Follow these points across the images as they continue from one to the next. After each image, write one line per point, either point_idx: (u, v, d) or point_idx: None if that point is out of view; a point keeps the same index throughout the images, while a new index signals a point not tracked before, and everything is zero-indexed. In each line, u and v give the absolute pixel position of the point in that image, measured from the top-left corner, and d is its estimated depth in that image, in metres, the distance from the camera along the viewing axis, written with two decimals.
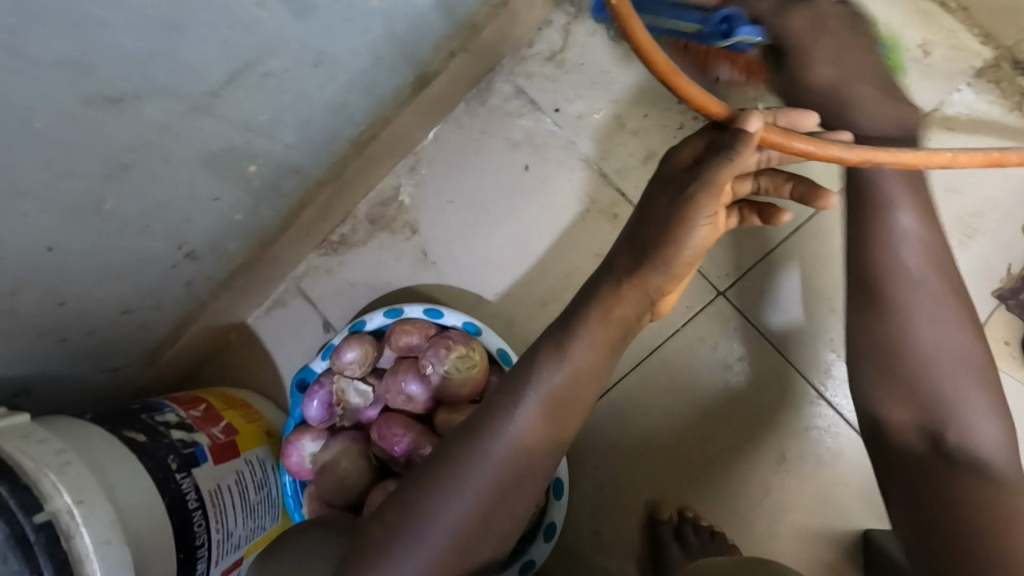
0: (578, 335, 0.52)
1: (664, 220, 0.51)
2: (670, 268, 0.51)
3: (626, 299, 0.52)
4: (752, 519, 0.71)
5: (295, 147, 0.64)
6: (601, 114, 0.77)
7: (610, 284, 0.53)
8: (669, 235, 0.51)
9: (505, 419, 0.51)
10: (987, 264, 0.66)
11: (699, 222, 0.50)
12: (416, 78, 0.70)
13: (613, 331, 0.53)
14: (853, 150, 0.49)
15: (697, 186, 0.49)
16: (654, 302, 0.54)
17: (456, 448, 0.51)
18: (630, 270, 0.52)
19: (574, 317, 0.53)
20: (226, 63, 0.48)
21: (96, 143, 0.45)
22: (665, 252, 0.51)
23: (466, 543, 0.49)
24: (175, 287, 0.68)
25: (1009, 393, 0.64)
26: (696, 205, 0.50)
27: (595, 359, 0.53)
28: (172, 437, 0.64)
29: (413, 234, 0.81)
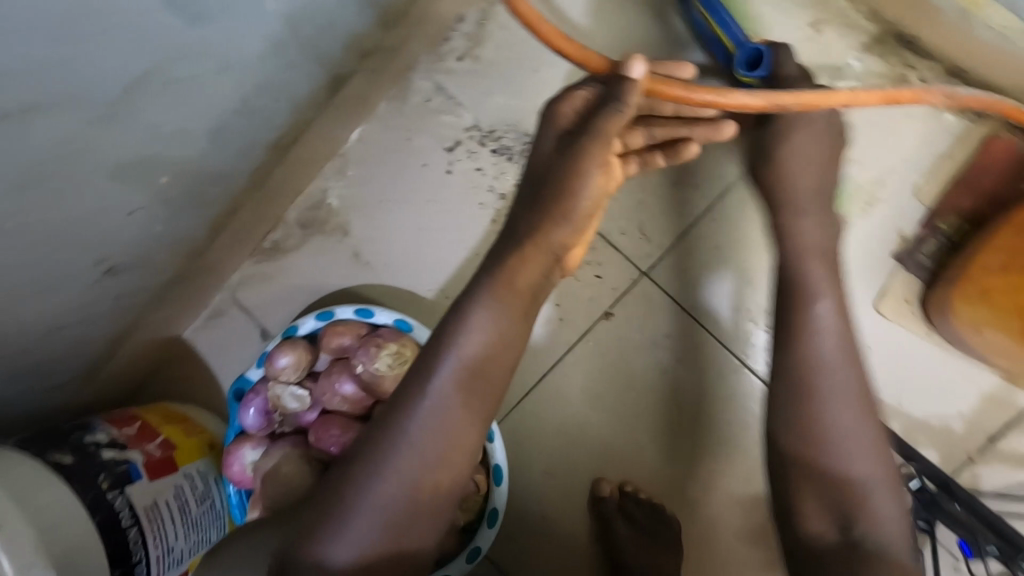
0: (482, 307, 0.53)
1: (559, 174, 0.52)
2: (572, 220, 0.52)
3: (533, 260, 0.53)
4: (689, 485, 0.74)
5: (211, 154, 0.63)
6: (519, 105, 0.77)
7: (515, 248, 0.54)
8: (567, 188, 0.52)
9: (418, 414, 0.50)
10: (880, 230, 0.68)
11: (593, 170, 0.52)
12: (330, 78, 0.69)
13: (519, 300, 0.54)
14: (755, 93, 0.53)
15: (590, 137, 0.51)
16: (558, 260, 0.55)
17: (378, 432, 0.51)
18: (531, 229, 0.53)
19: (481, 288, 0.54)
20: (120, 73, 0.48)
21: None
22: (564, 207, 0.52)
23: (399, 521, 0.49)
24: (99, 304, 0.66)
25: (911, 347, 0.68)
26: (589, 153, 0.51)
27: (504, 333, 0.53)
28: (102, 456, 0.63)
29: (346, 236, 0.81)
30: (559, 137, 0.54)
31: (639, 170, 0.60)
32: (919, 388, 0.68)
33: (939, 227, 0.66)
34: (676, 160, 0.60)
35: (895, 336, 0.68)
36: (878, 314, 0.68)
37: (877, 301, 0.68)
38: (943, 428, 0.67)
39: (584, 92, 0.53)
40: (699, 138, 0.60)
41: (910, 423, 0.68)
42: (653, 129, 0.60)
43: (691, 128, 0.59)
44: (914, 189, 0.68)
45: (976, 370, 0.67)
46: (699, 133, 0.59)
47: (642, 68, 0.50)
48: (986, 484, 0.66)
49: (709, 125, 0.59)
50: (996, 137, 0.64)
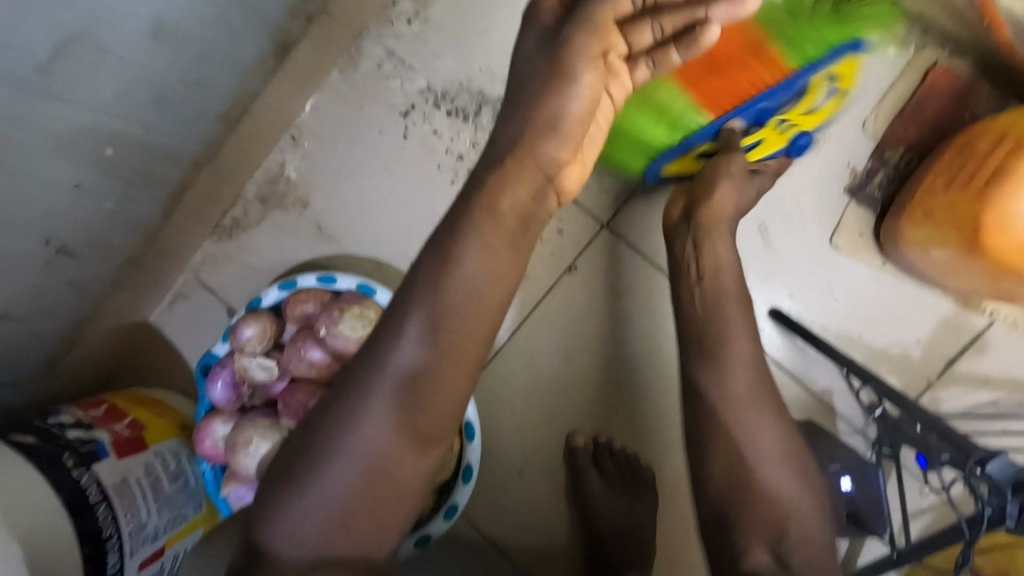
0: (459, 237, 0.49)
1: (539, 84, 0.51)
2: (561, 131, 0.51)
3: (520, 177, 0.51)
4: (662, 432, 0.75)
5: (157, 125, 0.63)
6: (471, 65, 0.77)
7: (498, 169, 0.51)
8: (548, 100, 0.51)
9: (358, 410, 0.47)
10: (830, 168, 0.70)
11: (581, 71, 0.50)
12: (275, 46, 0.69)
13: (507, 223, 0.51)
14: None
15: (575, 27, 0.50)
16: (550, 174, 0.52)
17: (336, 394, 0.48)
18: (515, 143, 0.51)
19: (460, 225, 0.50)
20: (47, 37, 0.47)
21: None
22: (550, 114, 0.51)
23: (358, 486, 0.46)
24: (55, 287, 0.66)
25: (867, 280, 0.69)
26: (577, 46, 0.50)
27: (485, 274, 0.50)
28: (67, 436, 0.63)
29: (306, 209, 0.81)
30: (541, 38, 0.52)
31: (653, 74, 0.53)
32: (876, 320, 0.69)
33: (888, 158, 0.68)
34: (694, 50, 0.50)
35: (851, 270, 0.70)
36: (833, 250, 0.70)
37: (832, 238, 0.69)
38: (903, 356, 0.69)
39: None
40: (720, 19, 0.49)
41: (870, 354, 0.69)
42: (661, 18, 0.50)
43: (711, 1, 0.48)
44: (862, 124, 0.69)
45: (929, 297, 0.68)
46: (719, 12, 0.49)
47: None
48: (946, 407, 0.68)
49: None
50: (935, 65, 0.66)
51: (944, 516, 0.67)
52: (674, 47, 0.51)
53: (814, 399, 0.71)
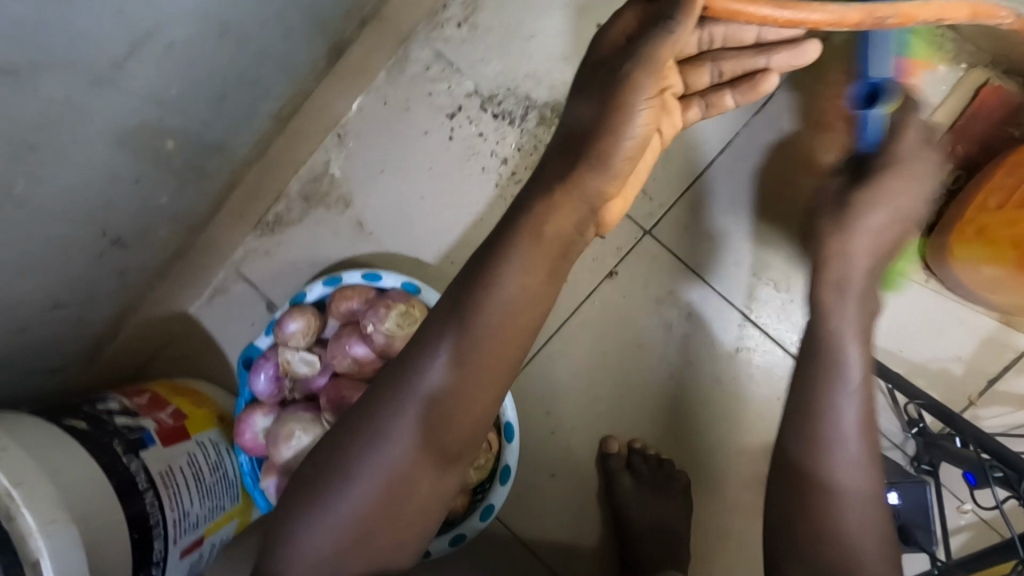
0: (509, 258, 0.47)
1: (595, 111, 0.48)
2: (610, 166, 0.47)
3: (566, 208, 0.48)
4: (698, 441, 0.75)
5: (215, 121, 0.64)
6: (519, 70, 0.77)
7: (545, 194, 0.48)
8: (603, 128, 0.47)
9: (379, 438, 0.47)
10: None
11: (637, 106, 0.46)
12: (329, 47, 0.70)
13: (550, 249, 0.48)
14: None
15: (636, 61, 0.46)
16: (593, 209, 0.49)
17: (375, 403, 0.48)
18: (564, 171, 0.48)
19: (506, 238, 0.48)
20: (125, 32, 0.48)
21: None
22: (602, 147, 0.47)
23: (394, 495, 0.47)
24: (106, 275, 0.67)
25: (909, 296, 0.70)
26: (635, 84, 0.46)
27: (530, 284, 0.48)
28: (115, 422, 0.64)
29: (348, 207, 0.82)
30: (599, 63, 0.49)
31: (703, 114, 0.57)
32: (917, 336, 0.69)
33: None
34: (748, 95, 0.56)
35: (894, 285, 0.70)
36: None
37: None
38: (942, 372, 0.69)
39: (634, 12, 0.48)
40: (780, 66, 0.55)
41: (908, 369, 0.70)
42: (722, 63, 0.55)
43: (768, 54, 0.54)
44: None
45: (974, 317, 0.68)
46: (780, 58, 0.55)
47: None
48: (985, 424, 0.68)
49: (791, 48, 0.54)
50: (986, 84, 0.66)
51: (982, 534, 0.67)
52: (731, 92, 0.56)
53: None
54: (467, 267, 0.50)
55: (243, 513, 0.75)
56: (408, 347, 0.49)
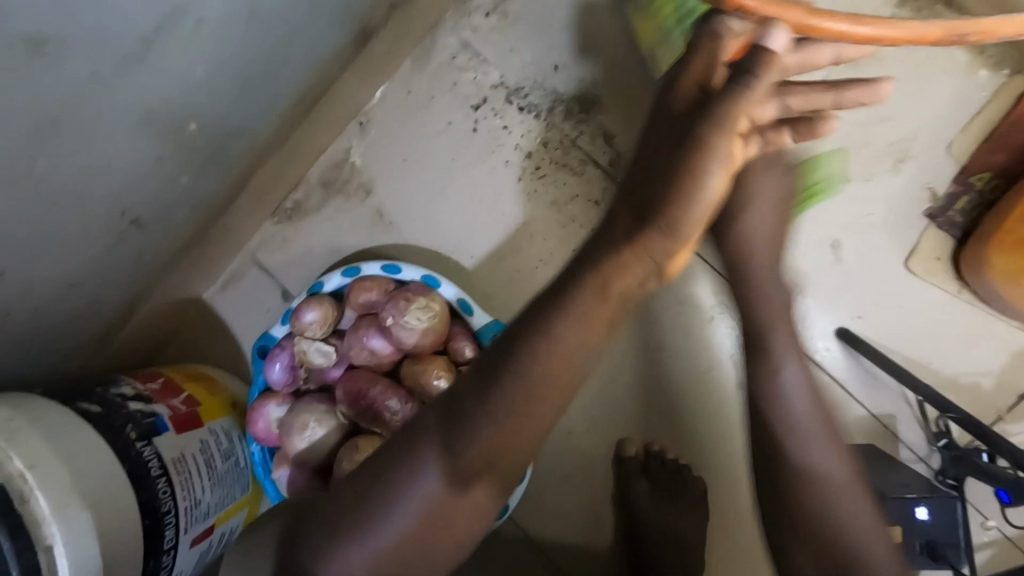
0: (567, 310, 0.42)
1: (670, 163, 0.38)
2: (680, 231, 0.39)
3: (627, 268, 0.41)
4: (715, 448, 0.74)
5: (238, 104, 0.63)
6: (546, 63, 0.76)
7: (609, 250, 0.41)
8: (676, 187, 0.38)
9: (425, 473, 0.45)
10: (910, 189, 0.68)
11: (712, 169, 0.37)
12: (355, 32, 0.69)
13: (611, 305, 0.42)
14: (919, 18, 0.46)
15: (707, 125, 0.37)
16: (664, 268, 0.41)
17: (428, 431, 0.46)
18: (632, 231, 0.40)
19: (569, 283, 0.43)
20: (154, 9, 0.47)
21: (16, 98, 0.43)
22: (674, 210, 0.38)
23: (430, 534, 0.45)
24: (123, 255, 0.66)
25: (940, 306, 0.68)
26: (712, 145, 0.37)
27: (590, 334, 0.43)
28: (129, 407, 0.63)
29: (367, 196, 0.80)
30: (677, 102, 0.40)
31: (758, 154, 0.42)
32: (946, 347, 0.68)
33: (973, 183, 0.67)
34: (808, 137, 0.43)
35: (925, 295, 0.68)
36: (908, 274, 0.68)
37: (907, 261, 0.68)
38: (972, 386, 0.67)
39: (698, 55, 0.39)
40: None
41: (939, 381, 0.68)
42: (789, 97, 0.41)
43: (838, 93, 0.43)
44: (947, 148, 0.67)
45: (1004, 329, 0.67)
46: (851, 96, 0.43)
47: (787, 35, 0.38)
48: (1014, 441, 0.67)
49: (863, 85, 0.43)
50: None
51: (1005, 552, 0.66)
52: (790, 130, 0.42)
53: (878, 422, 0.70)
54: (521, 316, 0.45)
55: (253, 503, 0.74)
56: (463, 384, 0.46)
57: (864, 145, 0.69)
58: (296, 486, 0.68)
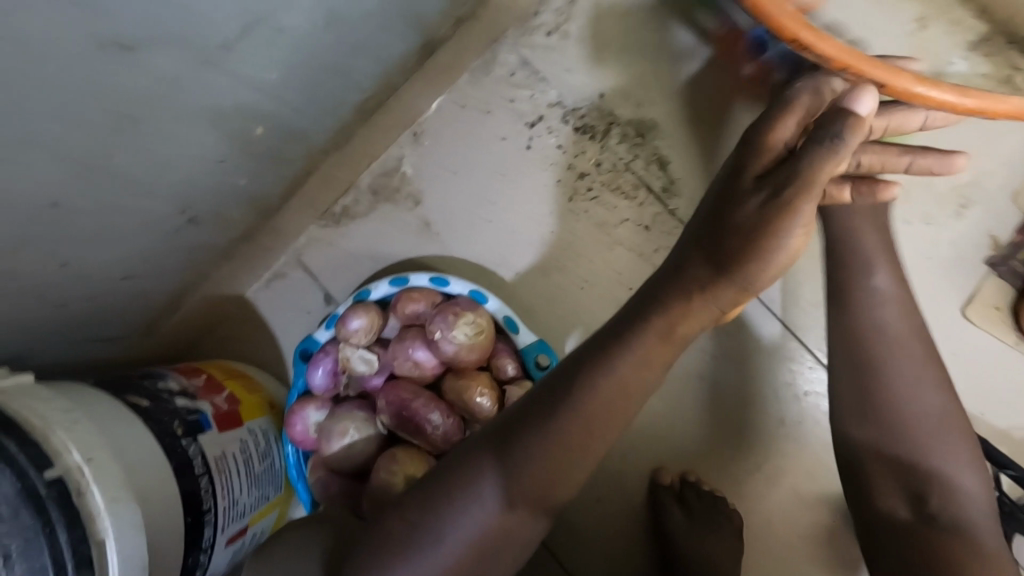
0: (631, 348, 0.51)
1: (752, 220, 0.47)
2: (755, 277, 0.47)
3: (698, 312, 0.50)
4: (750, 485, 0.73)
5: (302, 109, 0.63)
6: (606, 86, 0.76)
7: (680, 295, 0.50)
8: (757, 234, 0.46)
9: (486, 492, 0.49)
10: (970, 234, 0.67)
11: (794, 228, 0.46)
12: (419, 43, 0.69)
13: (671, 345, 0.52)
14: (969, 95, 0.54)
15: (801, 182, 0.45)
16: (722, 315, 0.51)
17: (493, 451, 0.50)
18: (704, 281, 0.49)
19: (634, 329, 0.51)
20: (238, 17, 0.48)
21: (101, 94, 0.44)
22: (749, 258, 0.47)
23: (489, 544, 0.49)
24: (177, 250, 0.67)
25: (996, 356, 0.67)
26: (796, 208, 0.45)
27: (645, 373, 0.51)
28: (176, 403, 0.63)
29: (416, 206, 0.81)
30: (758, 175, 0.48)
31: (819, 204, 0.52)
32: (994, 398, 0.67)
33: None
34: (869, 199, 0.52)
35: (981, 344, 0.67)
36: (964, 321, 0.67)
37: (964, 307, 0.67)
38: None
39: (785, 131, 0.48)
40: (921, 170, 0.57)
41: (992, 433, 0.66)
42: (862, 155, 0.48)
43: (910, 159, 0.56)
44: (1011, 194, 0.66)
45: None
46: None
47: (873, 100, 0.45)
48: None
49: (939, 156, 0.57)
50: None
51: None
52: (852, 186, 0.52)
53: None
54: (585, 350, 0.53)
55: (283, 504, 0.75)
56: (534, 402, 0.52)
57: (928, 186, 0.69)
58: (331, 491, 0.69)
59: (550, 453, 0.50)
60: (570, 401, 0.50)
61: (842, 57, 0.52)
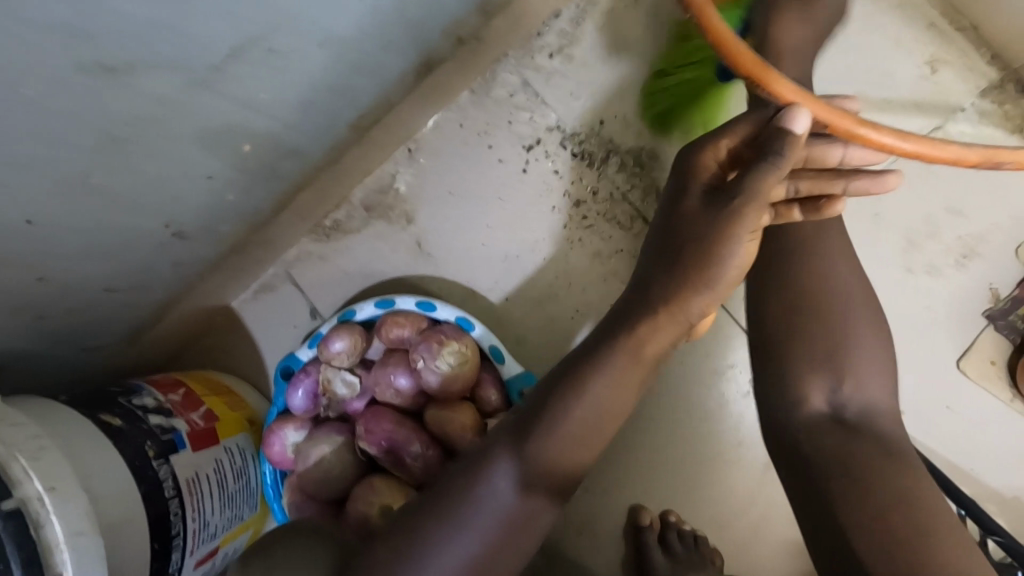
0: (605, 370, 0.49)
1: (707, 231, 0.47)
2: (716, 289, 0.47)
3: (665, 329, 0.49)
4: (737, 527, 0.72)
5: (294, 127, 0.61)
6: (608, 114, 0.75)
7: (647, 312, 0.49)
8: (713, 243, 0.47)
9: (463, 522, 0.46)
10: (970, 286, 0.71)
11: (742, 238, 0.46)
12: (420, 62, 0.68)
13: (644, 365, 0.50)
14: (912, 140, 0.46)
15: (744, 198, 0.45)
16: (692, 325, 0.50)
17: (458, 477, 0.49)
18: (668, 295, 0.48)
19: (603, 349, 0.50)
20: (228, 41, 0.46)
21: (80, 117, 0.42)
22: (706, 270, 0.47)
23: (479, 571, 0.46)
24: (161, 264, 0.65)
25: (989, 409, 0.70)
26: (743, 218, 0.45)
27: (619, 395, 0.50)
28: (149, 422, 0.62)
29: (409, 224, 0.79)
30: (708, 193, 0.48)
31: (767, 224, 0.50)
32: (977, 449, 0.70)
33: None
34: (813, 216, 0.50)
35: (973, 395, 0.70)
36: (960, 374, 0.70)
37: (960, 360, 0.70)
38: (1015, 498, 0.69)
39: (729, 142, 0.49)
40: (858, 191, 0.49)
41: (949, 467, 0.70)
42: (799, 180, 0.49)
43: (845, 181, 0.49)
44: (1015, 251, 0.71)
45: None
46: (860, 185, 0.49)
47: (809, 120, 0.44)
48: None
49: (870, 176, 0.48)
50: None
51: None
52: (800, 206, 0.50)
53: None
54: (552, 375, 0.52)
55: (258, 522, 0.73)
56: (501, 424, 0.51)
57: (931, 236, 0.72)
58: (304, 512, 0.67)
59: (524, 473, 0.48)
60: (539, 424, 0.49)
61: (796, 96, 0.45)
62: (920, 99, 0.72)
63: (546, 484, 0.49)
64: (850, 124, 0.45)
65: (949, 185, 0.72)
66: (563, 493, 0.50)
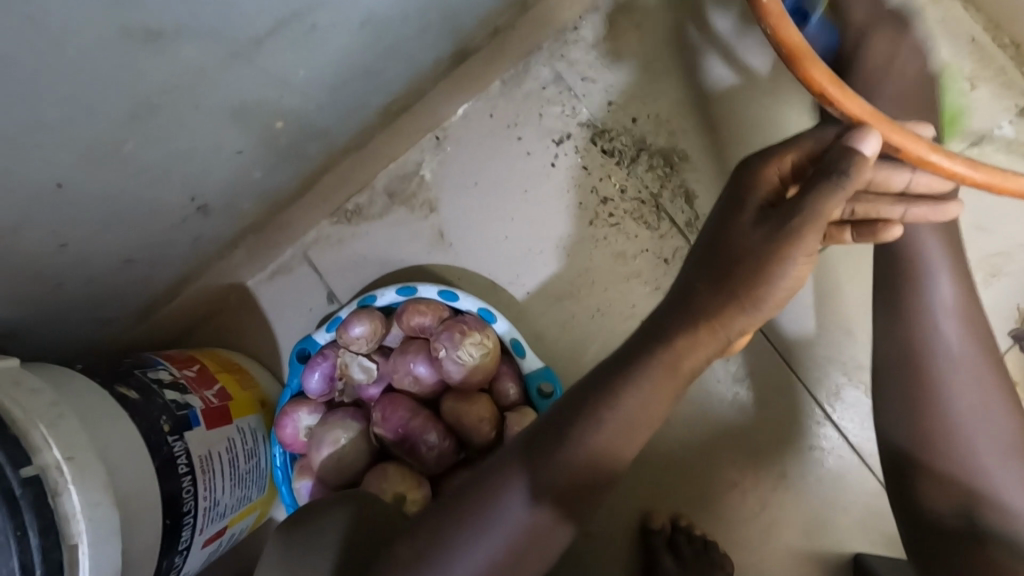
0: (639, 386, 0.47)
1: (760, 247, 0.45)
2: (760, 308, 0.46)
3: (706, 345, 0.47)
4: (748, 535, 0.72)
5: (327, 107, 0.61)
6: (639, 112, 0.75)
7: (687, 326, 0.47)
8: (764, 261, 0.45)
9: (486, 528, 0.46)
10: (996, 305, 0.71)
11: (795, 258, 0.44)
12: (456, 50, 0.67)
13: (680, 380, 0.48)
14: (981, 169, 0.47)
15: (804, 218, 0.43)
16: (729, 342, 0.48)
17: (483, 487, 0.48)
18: (710, 310, 0.47)
19: (639, 362, 0.48)
20: (273, 14, 0.45)
21: (119, 82, 0.42)
22: (755, 288, 0.45)
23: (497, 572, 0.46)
24: (182, 238, 0.64)
25: None
26: (800, 237, 0.43)
27: (651, 409, 0.48)
28: (164, 396, 0.61)
29: (432, 213, 0.78)
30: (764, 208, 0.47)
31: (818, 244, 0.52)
32: None
33: None
34: (866, 239, 0.51)
35: None
36: None
37: None
38: None
39: (795, 157, 0.48)
40: (916, 218, 0.51)
41: None
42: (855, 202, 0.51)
43: (905, 207, 0.50)
44: None
45: None
46: (919, 212, 0.51)
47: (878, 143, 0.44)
48: None
49: (931, 204, 0.50)
50: None
51: None
52: (853, 231, 0.51)
53: None
54: (585, 384, 0.50)
55: (265, 504, 0.73)
56: (530, 432, 0.50)
57: None
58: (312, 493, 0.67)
59: (552, 485, 0.47)
60: (569, 441, 0.47)
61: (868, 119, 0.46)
62: (955, 114, 0.72)
63: (572, 498, 0.48)
64: (920, 151, 0.47)
65: (980, 202, 0.72)
66: (594, 500, 0.50)
